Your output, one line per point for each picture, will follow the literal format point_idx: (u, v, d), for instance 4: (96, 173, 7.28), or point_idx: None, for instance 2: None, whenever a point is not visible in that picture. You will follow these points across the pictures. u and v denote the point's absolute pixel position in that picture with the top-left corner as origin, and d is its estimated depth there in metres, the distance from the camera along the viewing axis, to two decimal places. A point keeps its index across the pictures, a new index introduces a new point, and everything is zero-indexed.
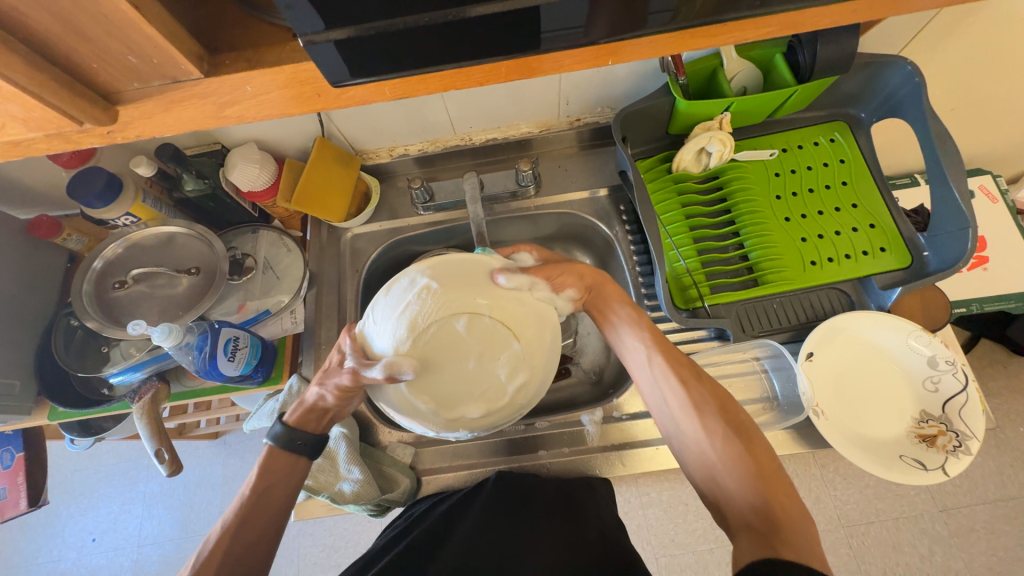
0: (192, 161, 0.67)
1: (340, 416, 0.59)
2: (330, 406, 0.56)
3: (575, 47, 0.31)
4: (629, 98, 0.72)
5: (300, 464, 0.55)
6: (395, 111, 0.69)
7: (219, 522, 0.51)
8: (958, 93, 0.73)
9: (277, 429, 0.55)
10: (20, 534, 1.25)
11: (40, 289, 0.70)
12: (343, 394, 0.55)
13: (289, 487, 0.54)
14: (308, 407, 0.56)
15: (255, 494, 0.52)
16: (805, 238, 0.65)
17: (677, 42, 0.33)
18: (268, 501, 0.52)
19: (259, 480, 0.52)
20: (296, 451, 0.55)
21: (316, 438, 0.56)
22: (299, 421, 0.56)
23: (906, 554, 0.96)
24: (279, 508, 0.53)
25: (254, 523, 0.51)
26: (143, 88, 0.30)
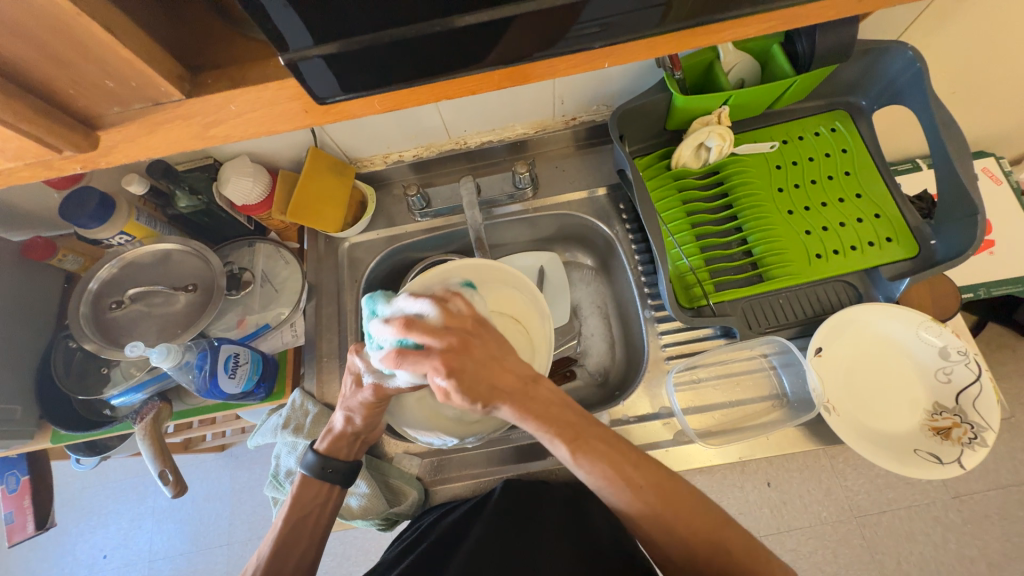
0: (185, 176, 0.66)
1: (371, 439, 0.58)
2: (358, 430, 0.55)
3: (568, 51, 0.30)
4: (624, 95, 0.71)
5: (335, 490, 0.56)
6: (387, 119, 0.68)
7: (256, 556, 0.52)
8: (959, 77, 0.72)
9: (310, 458, 0.55)
10: (32, 553, 1.25)
11: (36, 313, 0.69)
12: (370, 416, 0.54)
13: (323, 518, 0.55)
14: (337, 435, 0.55)
15: (293, 525, 0.53)
16: (809, 231, 0.64)
17: (667, 43, 0.32)
18: (298, 536, 0.53)
19: (295, 510, 0.54)
20: (327, 479, 0.55)
21: (350, 465, 0.56)
22: (331, 449, 0.56)
23: (921, 542, 0.96)
24: (315, 544, 0.54)
25: (290, 554, 0.52)
26: (125, 111, 0.29)
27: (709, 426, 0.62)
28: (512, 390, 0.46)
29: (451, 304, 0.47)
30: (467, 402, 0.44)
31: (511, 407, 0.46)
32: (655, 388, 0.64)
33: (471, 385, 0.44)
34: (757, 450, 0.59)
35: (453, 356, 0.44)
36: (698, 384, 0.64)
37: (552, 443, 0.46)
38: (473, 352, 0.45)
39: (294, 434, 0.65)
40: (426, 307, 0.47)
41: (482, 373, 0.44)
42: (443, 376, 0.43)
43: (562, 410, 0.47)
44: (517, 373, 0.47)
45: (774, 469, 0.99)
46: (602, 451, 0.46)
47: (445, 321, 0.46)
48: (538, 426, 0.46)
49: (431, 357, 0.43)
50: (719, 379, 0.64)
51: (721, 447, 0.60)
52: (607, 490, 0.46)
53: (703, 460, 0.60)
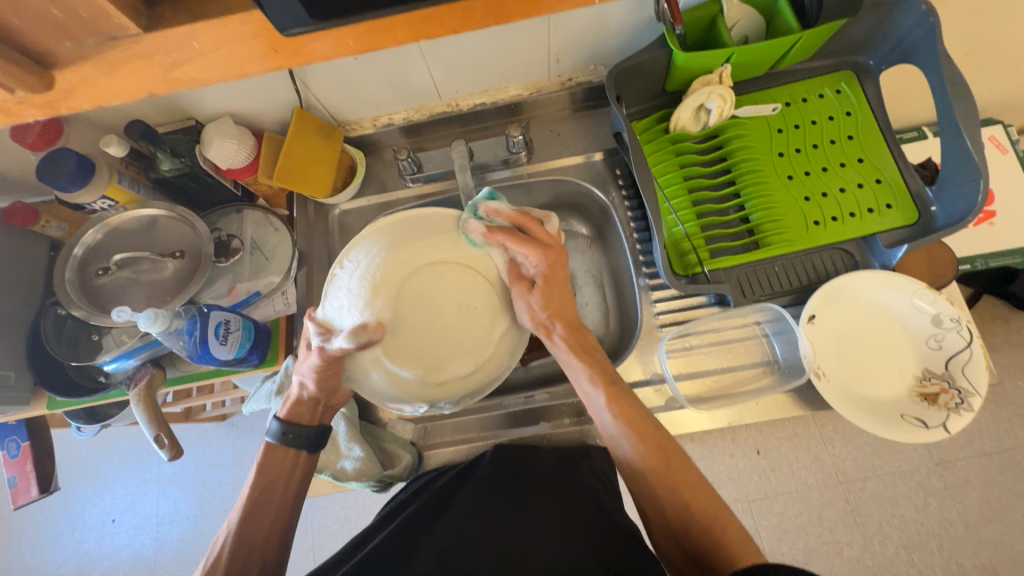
0: (165, 138, 0.64)
1: (336, 405, 0.59)
2: (316, 396, 0.56)
3: None
4: (623, 53, 0.68)
5: (301, 457, 0.57)
6: (374, 78, 0.65)
7: (227, 523, 0.53)
8: (973, 36, 0.69)
9: (272, 426, 0.56)
10: (42, 517, 1.29)
11: (23, 280, 0.68)
12: (323, 381, 0.54)
13: (293, 484, 0.56)
14: (296, 401, 0.56)
15: (260, 491, 0.54)
16: (808, 197, 0.63)
17: None
18: (269, 497, 0.54)
19: (263, 476, 0.54)
20: (294, 445, 0.56)
21: (315, 429, 0.56)
22: (293, 414, 0.57)
23: (902, 506, 0.99)
24: (288, 507, 0.55)
25: (261, 518, 0.53)
26: (78, 49, 0.27)
27: (700, 392, 0.62)
28: (570, 322, 0.58)
29: (545, 226, 0.56)
30: (542, 306, 0.56)
31: (566, 333, 0.57)
32: (647, 355, 0.64)
33: (553, 292, 0.57)
34: (745, 416, 0.60)
35: (554, 266, 0.56)
36: (690, 350, 0.64)
37: (591, 383, 0.54)
38: (557, 275, 0.56)
39: None
40: (542, 217, 0.57)
41: (558, 291, 0.57)
42: (537, 267, 0.55)
43: (601, 358, 0.56)
44: (574, 312, 0.59)
45: (764, 437, 1.02)
46: (633, 406, 0.52)
47: (547, 236, 0.56)
48: (583, 361, 0.55)
49: (536, 251, 0.54)
50: (712, 346, 0.64)
51: (709, 412, 0.61)
52: (622, 440, 0.51)
53: (690, 425, 0.61)
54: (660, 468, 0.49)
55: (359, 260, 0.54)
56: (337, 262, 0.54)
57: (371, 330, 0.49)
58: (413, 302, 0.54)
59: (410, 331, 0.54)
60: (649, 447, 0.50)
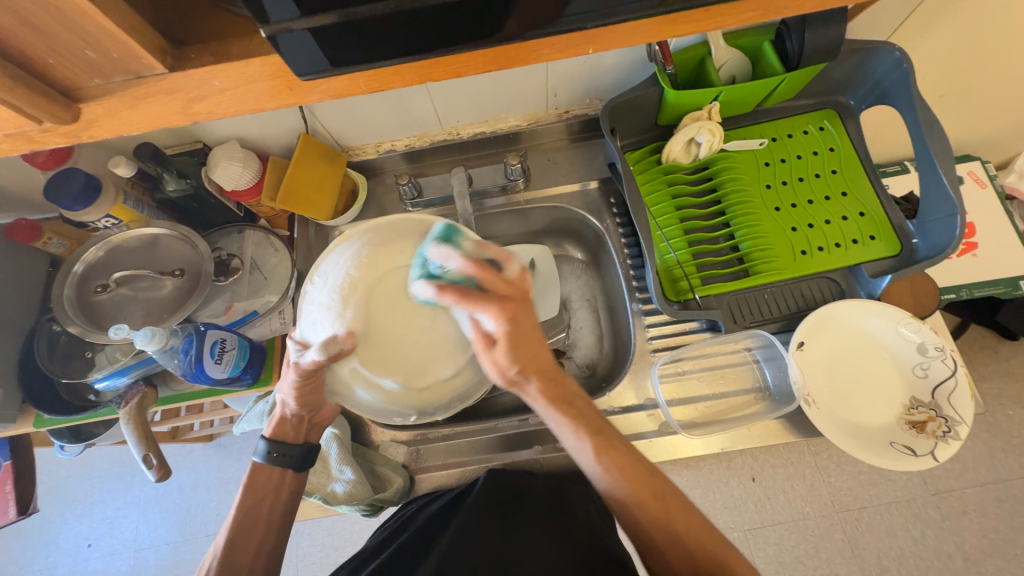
0: (173, 160, 0.65)
1: (320, 421, 0.58)
2: (300, 412, 0.56)
3: (551, 35, 0.31)
4: (616, 89, 0.72)
5: (288, 473, 0.56)
6: (380, 108, 0.68)
7: (214, 546, 0.52)
8: (945, 80, 0.73)
9: (260, 445, 0.55)
10: (15, 541, 1.24)
11: (22, 296, 0.68)
12: (306, 397, 0.53)
13: (279, 504, 0.55)
14: (281, 419, 0.56)
15: (246, 512, 0.53)
16: (795, 228, 0.65)
17: (645, 34, 0.32)
18: (253, 524, 0.53)
19: (247, 497, 0.54)
20: (281, 465, 0.55)
21: (302, 448, 0.56)
22: (278, 433, 0.56)
23: (900, 538, 0.98)
24: (274, 530, 0.54)
25: (247, 542, 0.52)
26: (106, 84, 0.31)
27: (693, 417, 0.62)
28: (548, 372, 0.50)
29: (507, 269, 0.48)
30: (508, 359, 0.48)
31: (541, 385, 0.49)
32: (641, 380, 0.65)
33: (520, 341, 0.48)
34: (739, 442, 0.60)
35: (512, 310, 0.47)
36: (683, 376, 0.64)
37: (574, 433, 0.50)
38: (523, 322, 0.48)
39: None
40: (504, 259, 0.49)
41: (528, 342, 0.48)
42: (497, 324, 0.46)
43: (583, 404, 0.52)
44: (549, 358, 0.50)
45: (759, 464, 1.01)
46: (622, 453, 0.49)
47: (512, 280, 0.48)
48: (563, 414, 0.50)
49: (492, 305, 0.46)
50: (704, 371, 0.65)
51: (703, 437, 0.61)
52: (616, 490, 0.48)
53: (684, 450, 0.61)
54: (654, 514, 0.47)
55: (329, 273, 0.55)
56: (310, 279, 0.56)
57: (343, 343, 0.50)
58: (382, 307, 0.53)
59: (383, 336, 0.52)
60: (644, 495, 0.47)
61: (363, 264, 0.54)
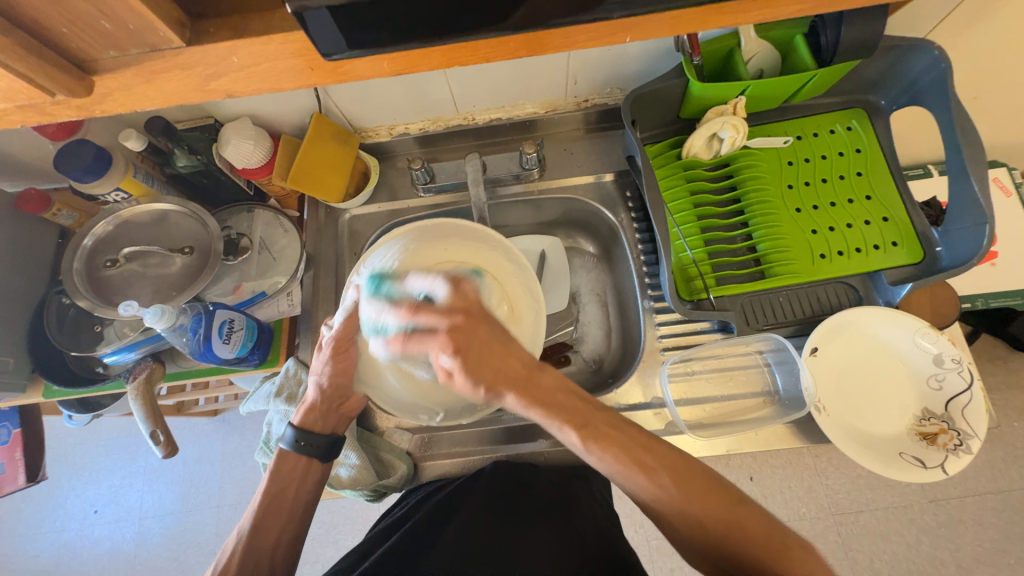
0: (184, 135, 0.64)
1: (347, 413, 0.59)
2: (329, 398, 0.56)
3: (581, 21, 0.30)
4: (639, 79, 0.70)
5: (314, 466, 0.56)
6: (394, 89, 0.66)
7: (237, 531, 0.52)
8: (980, 82, 0.70)
9: (289, 433, 0.56)
10: (23, 504, 1.27)
11: (31, 266, 0.68)
12: (338, 378, 0.55)
13: (302, 490, 0.55)
14: (311, 408, 0.56)
15: (270, 500, 0.54)
16: (815, 230, 0.64)
17: (680, 23, 0.32)
18: (277, 509, 0.53)
19: (274, 483, 0.54)
20: (307, 454, 0.55)
21: (328, 438, 0.56)
22: (307, 422, 0.56)
23: (894, 542, 0.98)
24: (298, 515, 0.54)
25: (269, 528, 0.53)
26: (121, 57, 0.30)
27: (700, 418, 0.62)
28: (518, 379, 0.45)
29: (439, 294, 0.46)
30: (471, 384, 0.44)
31: (516, 395, 0.44)
32: (649, 378, 0.65)
33: (477, 361, 0.44)
34: (744, 445, 0.60)
35: (458, 338, 0.44)
36: (692, 376, 0.64)
37: (560, 428, 0.44)
38: (478, 332, 0.45)
39: (286, 403, 0.64)
40: (437, 287, 0.47)
41: (485, 356, 0.44)
42: (446, 355, 0.43)
43: (568, 396, 0.46)
44: (519, 360, 0.45)
45: (758, 464, 1.02)
46: (617, 440, 0.44)
47: (451, 304, 0.45)
48: (546, 413, 0.44)
49: (433, 338, 0.44)
50: (713, 372, 0.64)
51: (707, 439, 0.60)
52: (621, 477, 0.44)
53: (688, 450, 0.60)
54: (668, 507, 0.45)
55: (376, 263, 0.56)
56: (357, 270, 0.56)
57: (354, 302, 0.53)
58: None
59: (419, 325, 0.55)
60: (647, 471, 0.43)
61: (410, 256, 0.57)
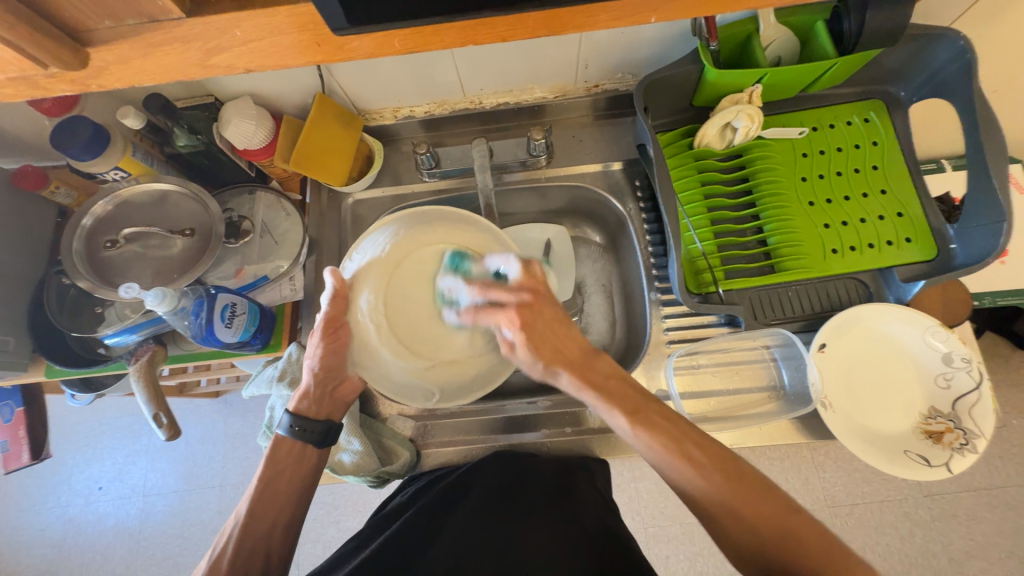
0: (184, 114, 0.63)
1: (343, 396, 0.58)
2: (323, 381, 0.55)
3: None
4: (652, 65, 0.67)
5: (308, 449, 0.56)
6: (400, 70, 0.64)
7: (235, 514, 0.52)
8: (1002, 75, 0.68)
9: (284, 418, 0.55)
10: (28, 480, 1.28)
11: (30, 245, 0.67)
12: (331, 360, 0.54)
13: (296, 477, 0.55)
14: (306, 392, 0.55)
15: (266, 482, 0.54)
16: (828, 225, 0.62)
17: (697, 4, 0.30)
18: (274, 494, 0.53)
19: (268, 467, 0.54)
20: (303, 439, 0.55)
21: (325, 424, 0.56)
22: (302, 407, 0.56)
23: (888, 535, 0.99)
24: (292, 502, 0.54)
25: (265, 513, 0.53)
26: (117, 27, 0.29)
27: (704, 411, 0.62)
28: (574, 360, 0.51)
29: (510, 273, 0.52)
30: (533, 359, 0.50)
31: (572, 375, 0.50)
32: (654, 370, 0.64)
33: (542, 339, 0.51)
34: (748, 439, 0.59)
35: (527, 315, 0.50)
36: (697, 369, 0.63)
37: (609, 410, 0.49)
38: (543, 313, 0.51)
39: (289, 387, 0.64)
40: (511, 267, 0.52)
41: (548, 337, 0.51)
42: (514, 328, 0.50)
43: (622, 381, 0.50)
44: (577, 345, 0.52)
45: (756, 456, 1.02)
46: (669, 428, 0.47)
47: (522, 282, 0.51)
48: (596, 396, 0.49)
49: (505, 314, 0.50)
50: (719, 366, 0.63)
51: (712, 433, 0.60)
52: (667, 462, 0.45)
53: None
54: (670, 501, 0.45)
55: (368, 249, 0.55)
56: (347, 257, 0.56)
57: (336, 284, 0.51)
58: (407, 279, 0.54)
59: (406, 304, 0.54)
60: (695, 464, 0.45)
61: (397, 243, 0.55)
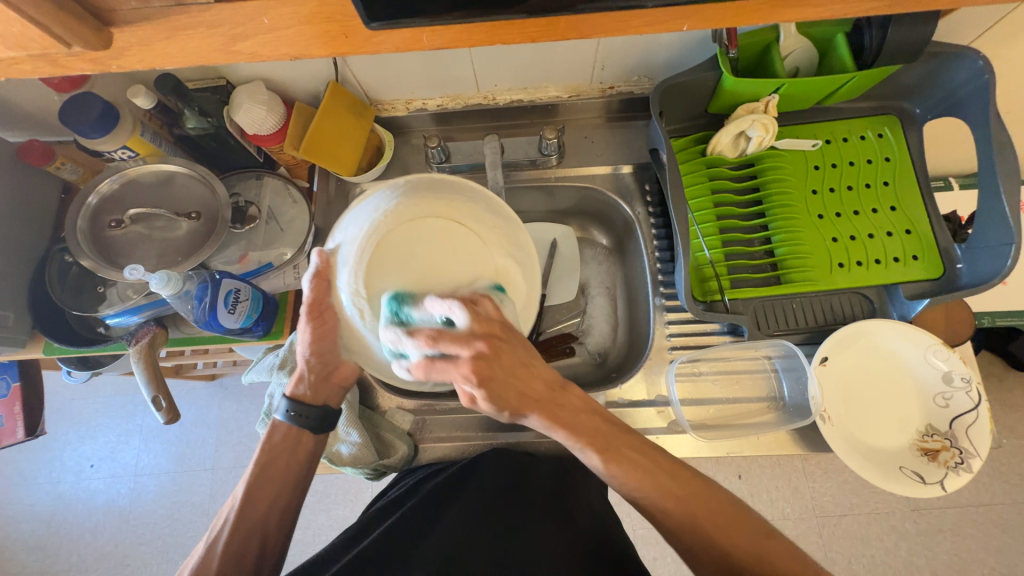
0: (195, 96, 0.62)
1: (340, 383, 0.57)
2: (319, 366, 0.54)
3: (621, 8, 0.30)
4: (668, 69, 0.67)
5: (306, 436, 0.56)
6: (415, 61, 0.63)
7: (233, 497, 0.53)
8: (1016, 97, 0.68)
9: (283, 402, 0.56)
10: (20, 454, 1.28)
11: (34, 222, 0.66)
12: (321, 345, 0.52)
13: (294, 462, 0.55)
14: (302, 377, 0.55)
15: (263, 467, 0.54)
16: (836, 239, 0.63)
17: (722, 15, 0.31)
18: (270, 477, 0.54)
19: (266, 453, 0.54)
20: (299, 424, 0.55)
21: (322, 410, 0.55)
22: (300, 393, 0.55)
23: (873, 547, 1.00)
24: (289, 488, 0.54)
25: (261, 497, 0.53)
26: (142, 9, 0.28)
27: (703, 419, 0.62)
28: (543, 399, 0.47)
29: (459, 316, 0.43)
30: (496, 408, 0.45)
31: (541, 416, 0.47)
32: (654, 375, 0.64)
33: (501, 388, 0.45)
34: (745, 449, 0.60)
35: (483, 366, 0.43)
36: (698, 377, 0.63)
37: (582, 451, 0.47)
38: (502, 358, 0.44)
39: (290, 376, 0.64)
40: (456, 312, 0.43)
41: (508, 382, 0.45)
42: (468, 383, 0.43)
43: (596, 418, 0.48)
44: (545, 380, 0.47)
45: (748, 464, 1.03)
46: (640, 465, 0.47)
47: (473, 328, 0.43)
48: (569, 435, 0.47)
49: (460, 368, 0.42)
50: (720, 374, 0.64)
51: (712, 441, 0.60)
52: (640, 495, 0.47)
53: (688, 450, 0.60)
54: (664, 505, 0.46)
55: (348, 225, 0.50)
56: (330, 237, 0.50)
57: (319, 264, 0.48)
58: (394, 257, 0.47)
59: (396, 288, 0.46)
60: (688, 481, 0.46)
61: (384, 214, 0.48)
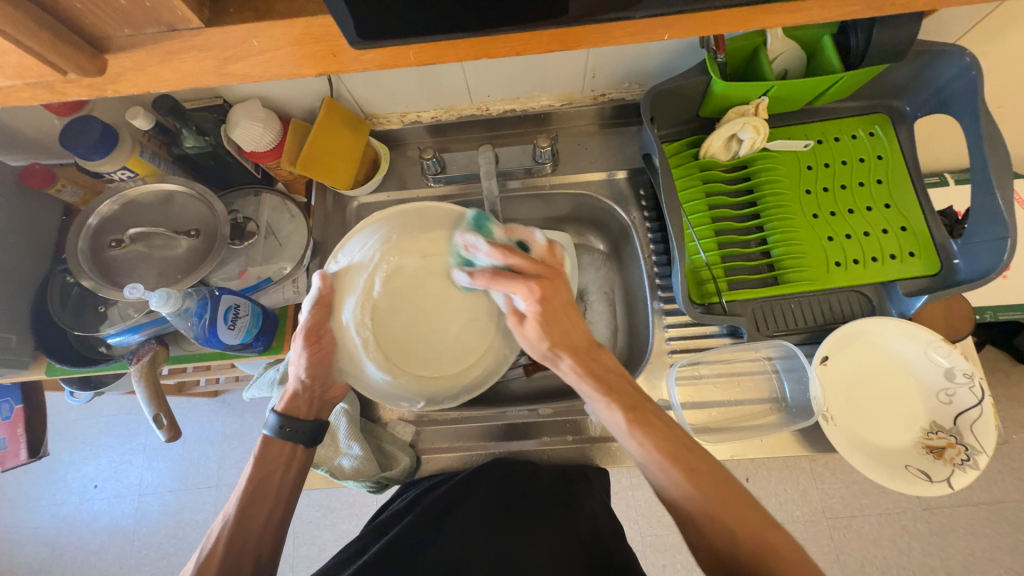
0: (192, 115, 0.63)
1: (331, 399, 0.59)
2: (311, 387, 0.56)
3: (603, 19, 0.30)
4: (659, 75, 0.68)
5: (300, 449, 0.56)
6: (408, 75, 0.64)
7: (224, 514, 0.52)
8: (1006, 91, 0.69)
9: (271, 419, 0.55)
10: (24, 476, 1.28)
11: (35, 244, 0.67)
12: (316, 368, 0.55)
13: (289, 477, 0.55)
14: (293, 395, 0.56)
15: (256, 483, 0.53)
16: (831, 238, 0.63)
17: (703, 21, 0.31)
18: (263, 492, 0.53)
19: (259, 468, 0.54)
20: (292, 439, 0.55)
21: (312, 425, 0.56)
22: (290, 408, 0.56)
23: (885, 548, 0.99)
24: (283, 502, 0.54)
25: (255, 514, 0.52)
26: (135, 35, 0.29)
27: (705, 422, 0.62)
28: (580, 346, 0.53)
29: (531, 247, 0.53)
30: (539, 335, 0.52)
31: (574, 360, 0.52)
32: (655, 379, 0.64)
33: (551, 320, 0.52)
34: (749, 451, 0.59)
35: (541, 288, 0.51)
36: (699, 380, 0.63)
37: (608, 406, 0.50)
38: (555, 293, 0.51)
39: None
40: (534, 236, 0.53)
41: (559, 316, 0.52)
42: (528, 303, 0.50)
43: (618, 377, 0.52)
44: (583, 333, 0.53)
45: (755, 467, 1.02)
46: (660, 429, 0.48)
47: (541, 256, 0.53)
48: (595, 387, 0.51)
49: (523, 286, 0.50)
50: (721, 377, 0.64)
51: (713, 445, 0.59)
52: (654, 467, 0.47)
53: None
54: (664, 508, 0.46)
55: (354, 252, 0.59)
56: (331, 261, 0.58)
57: (321, 289, 0.54)
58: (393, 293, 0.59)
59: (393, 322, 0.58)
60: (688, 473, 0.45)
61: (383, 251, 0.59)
